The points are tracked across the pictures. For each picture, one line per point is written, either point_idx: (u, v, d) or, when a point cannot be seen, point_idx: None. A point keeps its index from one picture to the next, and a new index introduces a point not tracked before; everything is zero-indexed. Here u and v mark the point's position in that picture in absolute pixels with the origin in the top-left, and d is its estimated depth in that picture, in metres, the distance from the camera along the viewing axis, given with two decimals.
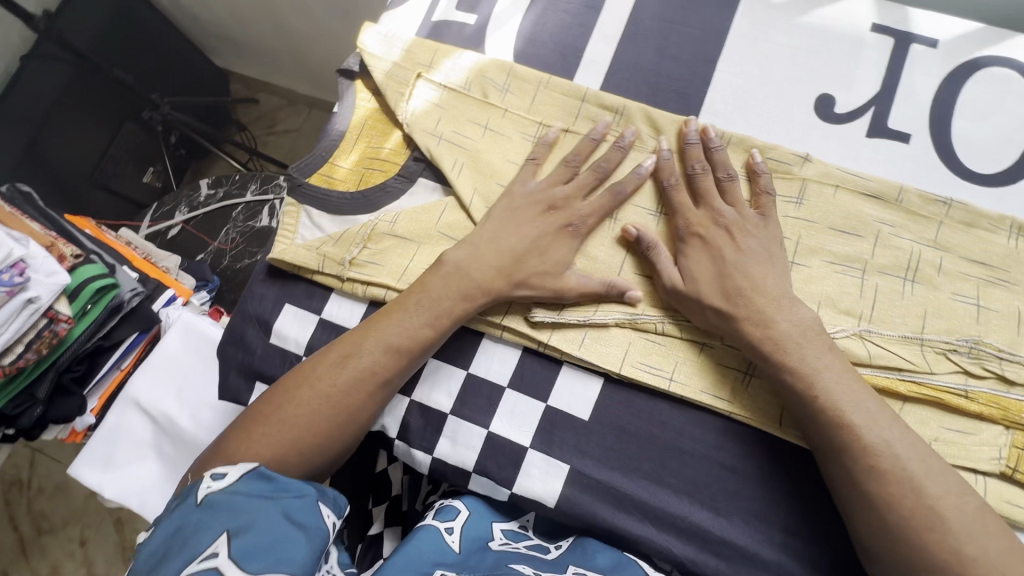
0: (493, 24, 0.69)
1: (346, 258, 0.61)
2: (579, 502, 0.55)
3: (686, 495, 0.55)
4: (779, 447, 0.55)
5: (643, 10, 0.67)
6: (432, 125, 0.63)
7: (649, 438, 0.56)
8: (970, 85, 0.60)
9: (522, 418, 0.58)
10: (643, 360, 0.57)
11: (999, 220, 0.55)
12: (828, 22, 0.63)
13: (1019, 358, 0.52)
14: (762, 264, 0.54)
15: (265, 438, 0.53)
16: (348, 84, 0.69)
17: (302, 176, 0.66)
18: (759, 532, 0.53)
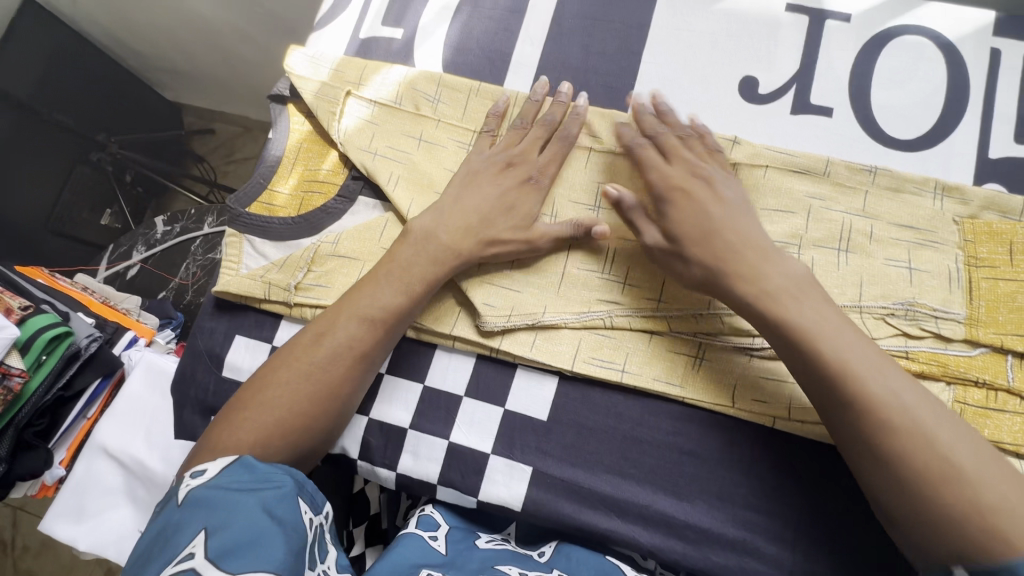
0: (420, 37, 0.69)
1: (291, 284, 0.62)
2: (544, 503, 0.56)
3: (648, 483, 0.55)
4: (734, 426, 0.56)
5: (565, 10, 0.68)
6: (366, 142, 0.64)
7: (608, 431, 0.57)
8: (885, 55, 0.61)
9: (482, 425, 0.58)
10: (596, 354, 0.58)
11: (923, 182, 0.57)
12: (744, 7, 0.64)
13: (953, 315, 0.54)
14: (742, 214, 0.53)
15: (247, 422, 0.52)
16: (280, 109, 0.69)
17: (242, 206, 0.66)
18: (722, 512, 0.54)
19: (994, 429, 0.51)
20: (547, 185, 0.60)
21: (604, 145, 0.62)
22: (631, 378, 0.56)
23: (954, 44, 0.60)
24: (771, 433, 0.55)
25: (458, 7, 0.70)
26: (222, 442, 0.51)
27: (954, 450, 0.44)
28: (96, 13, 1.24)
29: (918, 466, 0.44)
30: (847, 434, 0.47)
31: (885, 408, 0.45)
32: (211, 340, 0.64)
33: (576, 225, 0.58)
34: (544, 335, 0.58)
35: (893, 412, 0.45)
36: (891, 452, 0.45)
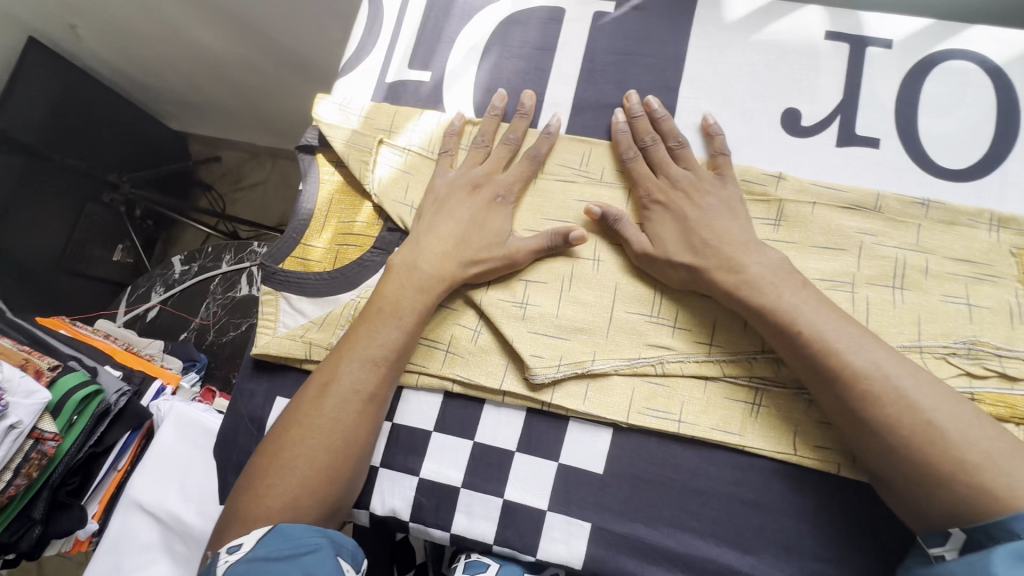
0: (449, 80, 0.69)
1: (333, 342, 0.61)
2: (605, 560, 0.54)
3: (712, 536, 0.54)
4: (797, 473, 0.54)
5: (597, 46, 0.66)
6: (401, 193, 0.64)
7: (667, 482, 0.55)
8: (929, 82, 0.60)
9: (537, 480, 0.57)
10: (649, 405, 0.56)
11: (978, 214, 0.56)
12: (780, 37, 0.63)
13: (1017, 353, 0.52)
14: (723, 218, 0.55)
15: (269, 487, 0.52)
16: (310, 159, 0.69)
17: (276, 262, 0.66)
18: (790, 564, 0.52)
19: None
20: (514, 203, 0.61)
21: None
22: (691, 429, 0.55)
23: (999, 70, 0.59)
24: (836, 479, 0.54)
25: (486, 47, 0.69)
26: (253, 514, 0.51)
27: (995, 466, 0.44)
28: (103, 49, 1.23)
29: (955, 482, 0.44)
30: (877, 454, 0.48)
31: (911, 432, 0.46)
32: (252, 401, 0.63)
33: (554, 234, 0.58)
34: (595, 389, 0.57)
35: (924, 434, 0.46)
36: (925, 473, 0.45)
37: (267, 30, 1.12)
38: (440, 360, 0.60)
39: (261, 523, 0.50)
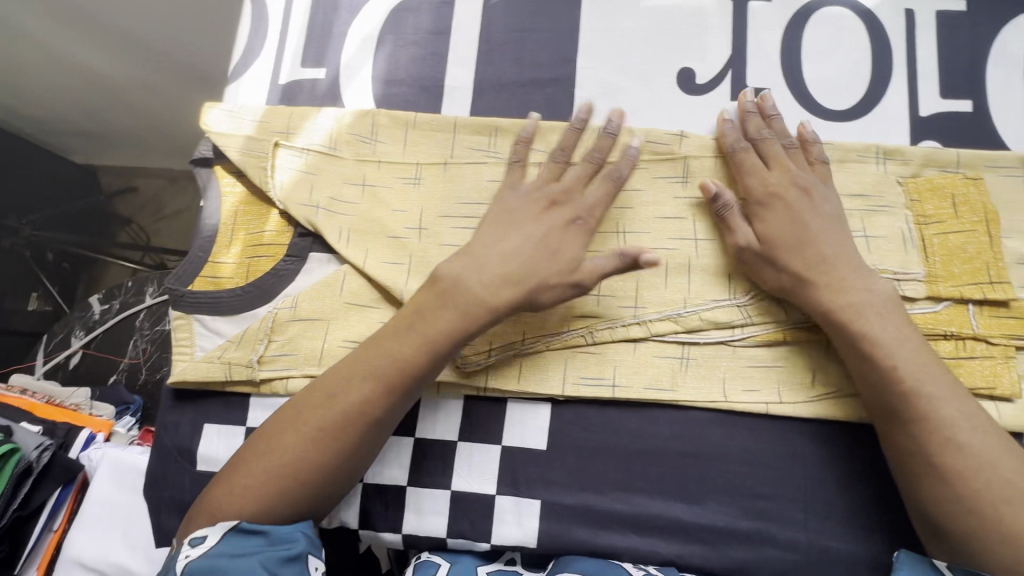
0: (346, 73, 0.66)
1: (254, 359, 0.58)
2: (559, 534, 0.54)
3: (660, 493, 0.55)
4: (731, 419, 0.56)
5: (493, 26, 0.66)
6: (305, 196, 0.60)
7: (610, 448, 0.56)
8: (809, 30, 0.63)
9: (484, 467, 0.56)
10: (583, 373, 0.57)
11: (865, 150, 0.58)
12: (665, 0, 0.64)
13: (912, 275, 0.55)
14: (836, 228, 0.53)
15: (244, 525, 0.48)
16: (207, 172, 0.65)
17: (183, 285, 0.61)
18: (731, 506, 0.54)
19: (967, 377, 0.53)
20: (562, 212, 0.55)
21: None
22: (623, 391, 0.56)
23: (871, 13, 0.62)
24: (767, 418, 0.56)
25: (379, 37, 0.67)
26: (215, 506, 0.50)
27: (992, 488, 0.46)
28: None
29: (951, 492, 0.46)
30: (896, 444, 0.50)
31: (948, 441, 0.47)
32: (180, 433, 0.60)
33: (622, 252, 0.52)
34: (528, 365, 0.57)
35: (956, 447, 0.47)
36: (941, 495, 0.47)
37: (163, 49, 1.06)
38: None
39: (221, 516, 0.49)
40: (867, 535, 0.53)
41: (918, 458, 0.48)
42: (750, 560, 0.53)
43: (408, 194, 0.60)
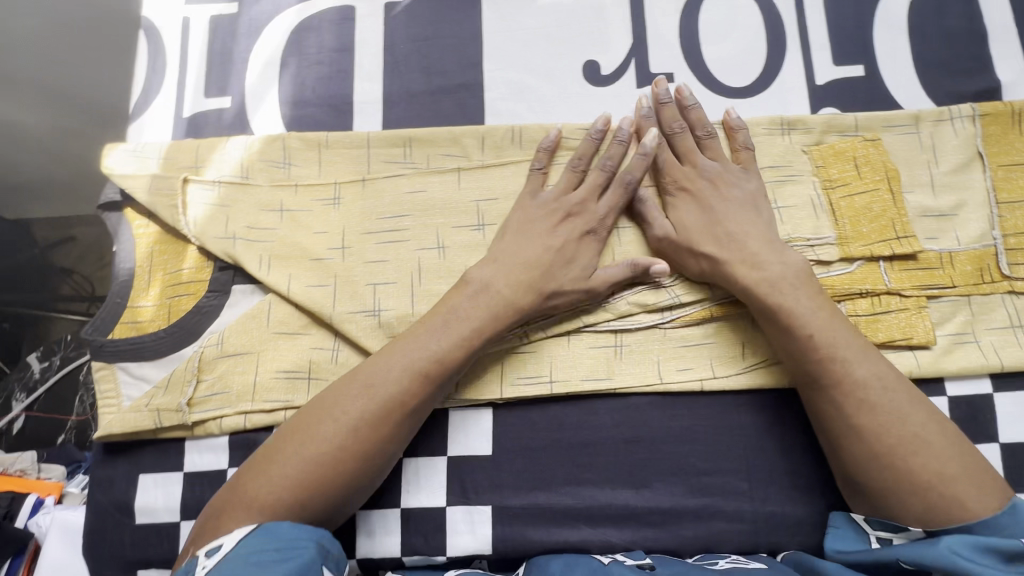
0: (366, 78, 0.73)
1: (348, 315, 0.63)
2: (632, 492, 0.62)
3: (718, 463, 0.63)
4: (786, 400, 0.64)
5: (601, 32, 0.72)
6: (398, 177, 0.69)
7: (675, 421, 0.64)
8: (835, 57, 0.71)
9: (573, 426, 0.63)
10: (676, 364, 0.64)
11: (889, 167, 0.67)
12: (708, 23, 0.73)
13: (928, 275, 0.64)
14: (746, 214, 0.63)
15: (362, 434, 0.55)
16: (294, 147, 0.70)
17: (272, 253, 0.66)
18: (774, 476, 0.63)
19: (967, 355, 0.62)
20: (602, 233, 0.64)
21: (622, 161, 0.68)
22: (713, 383, 0.64)
23: (929, 48, 0.71)
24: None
25: (340, 56, 0.74)
26: (310, 439, 0.55)
27: (960, 488, 0.52)
28: None
29: (913, 486, 0.53)
30: (871, 446, 0.54)
31: (924, 441, 0.54)
32: (290, 381, 0.63)
33: (631, 266, 0.63)
34: (630, 354, 0.64)
35: (931, 444, 0.54)
36: (920, 483, 0.52)
37: None
38: None
39: (317, 446, 0.54)
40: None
41: (887, 455, 0.54)
42: (797, 520, 0.62)
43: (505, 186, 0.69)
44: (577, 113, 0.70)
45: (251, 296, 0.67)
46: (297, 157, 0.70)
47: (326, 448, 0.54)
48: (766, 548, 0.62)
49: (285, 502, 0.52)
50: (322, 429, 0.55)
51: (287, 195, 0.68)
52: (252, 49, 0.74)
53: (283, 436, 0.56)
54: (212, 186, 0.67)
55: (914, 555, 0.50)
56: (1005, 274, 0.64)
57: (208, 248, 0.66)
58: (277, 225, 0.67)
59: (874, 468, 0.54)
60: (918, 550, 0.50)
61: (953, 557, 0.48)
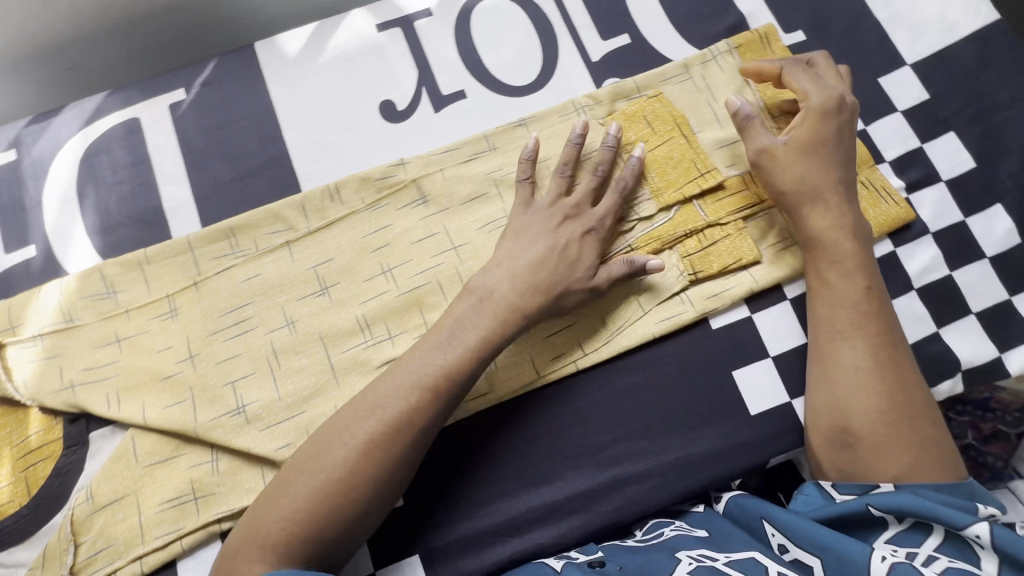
0: (170, 183, 0.72)
1: (214, 424, 0.61)
2: (548, 491, 0.63)
3: (617, 432, 0.65)
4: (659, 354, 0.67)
5: (387, 72, 0.75)
6: (228, 267, 0.68)
7: (566, 408, 0.65)
8: (598, 32, 0.77)
9: (473, 448, 0.64)
10: (549, 354, 0.66)
11: (676, 115, 0.72)
12: (479, 35, 0.77)
13: (736, 201, 0.70)
14: (833, 148, 0.65)
15: (368, 458, 0.55)
16: (111, 273, 0.67)
17: (119, 386, 0.63)
18: (672, 426, 0.65)
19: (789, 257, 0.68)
20: (604, 233, 0.65)
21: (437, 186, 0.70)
22: (586, 360, 0.65)
23: (674, 3, 0.78)
24: (690, 342, 0.67)
25: (134, 170, 0.72)
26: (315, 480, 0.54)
27: (943, 458, 0.57)
28: None
29: (905, 446, 0.57)
30: (883, 395, 0.58)
31: (926, 403, 0.59)
32: (176, 509, 0.60)
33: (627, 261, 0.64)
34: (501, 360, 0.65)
35: (932, 408, 0.60)
36: (917, 443, 0.57)
37: None
38: (341, 390, 0.64)
39: (326, 484, 0.54)
40: (779, 411, 0.66)
41: (896, 411, 0.58)
42: (702, 458, 0.64)
43: (336, 245, 0.69)
44: (387, 154, 0.72)
45: (111, 437, 0.63)
46: (121, 282, 0.67)
47: (331, 473, 0.54)
48: (684, 495, 0.64)
49: (286, 535, 0.53)
50: (326, 459, 0.55)
51: (120, 324, 0.65)
52: (43, 190, 0.71)
53: (288, 470, 0.56)
54: (35, 341, 0.64)
55: (889, 502, 0.54)
56: None
57: (48, 405, 0.62)
58: (117, 357, 0.64)
59: (877, 421, 0.58)
60: (891, 496, 0.54)
61: (925, 502, 0.53)
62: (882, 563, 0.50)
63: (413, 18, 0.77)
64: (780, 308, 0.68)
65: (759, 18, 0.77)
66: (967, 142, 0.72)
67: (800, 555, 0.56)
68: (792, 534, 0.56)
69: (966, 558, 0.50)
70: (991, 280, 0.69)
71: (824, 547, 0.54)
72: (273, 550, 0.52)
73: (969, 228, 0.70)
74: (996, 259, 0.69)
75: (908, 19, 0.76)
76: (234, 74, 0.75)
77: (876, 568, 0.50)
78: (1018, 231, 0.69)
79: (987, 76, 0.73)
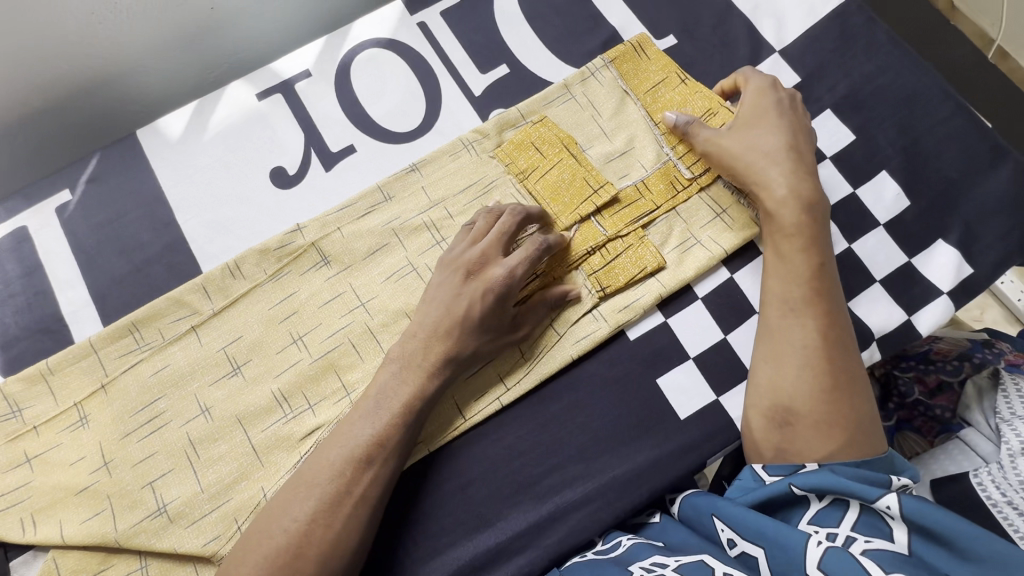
0: (67, 287, 0.70)
1: (137, 529, 0.59)
2: (491, 534, 0.62)
3: (552, 461, 0.64)
4: (582, 374, 0.67)
5: (274, 140, 0.75)
6: (135, 365, 0.66)
7: (498, 446, 0.65)
8: (479, 67, 0.78)
9: (410, 504, 0.63)
10: (471, 396, 0.65)
11: (564, 137, 0.72)
12: (361, 88, 0.77)
13: (634, 211, 0.70)
14: (774, 141, 0.67)
15: (309, 536, 0.55)
16: (12, 391, 0.65)
17: (34, 507, 0.61)
18: (604, 445, 0.65)
19: (693, 258, 0.69)
20: (508, 290, 0.62)
21: (336, 245, 0.70)
22: (510, 395, 0.65)
23: (547, 27, 0.79)
24: (610, 358, 0.67)
25: (27, 281, 0.70)
26: (258, 560, 0.54)
27: (874, 440, 0.57)
28: None
29: (841, 426, 0.56)
30: (828, 374, 0.58)
31: (865, 385, 0.59)
32: None
33: (546, 302, 0.65)
34: None
35: (870, 390, 0.59)
36: (858, 419, 0.57)
37: None
38: (266, 470, 0.62)
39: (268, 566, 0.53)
40: (708, 410, 0.66)
41: (838, 390, 0.58)
42: (639, 472, 0.64)
43: (243, 322, 0.68)
44: (285, 221, 0.72)
45: (33, 562, 0.60)
46: (26, 399, 0.65)
47: (269, 563, 0.54)
48: (627, 513, 0.63)
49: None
50: (266, 545, 0.54)
51: (30, 443, 0.63)
52: None
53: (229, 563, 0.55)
54: None
55: (810, 482, 0.54)
56: (690, 177, 0.71)
57: None
58: (30, 477, 0.62)
59: (820, 399, 0.57)
60: (812, 475, 0.54)
61: (841, 479, 0.53)
62: (816, 547, 0.50)
63: (293, 82, 0.77)
64: (693, 309, 0.69)
65: (631, 29, 0.79)
66: (844, 117, 0.74)
67: (747, 548, 0.54)
68: (738, 526, 0.55)
69: (880, 531, 0.50)
70: (889, 246, 0.70)
71: (765, 536, 0.53)
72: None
73: (860, 199, 0.72)
74: (890, 225, 0.71)
75: (771, 8, 0.79)
76: (118, 166, 0.74)
77: (811, 555, 0.50)
78: (906, 194, 0.71)
79: (852, 52, 0.76)
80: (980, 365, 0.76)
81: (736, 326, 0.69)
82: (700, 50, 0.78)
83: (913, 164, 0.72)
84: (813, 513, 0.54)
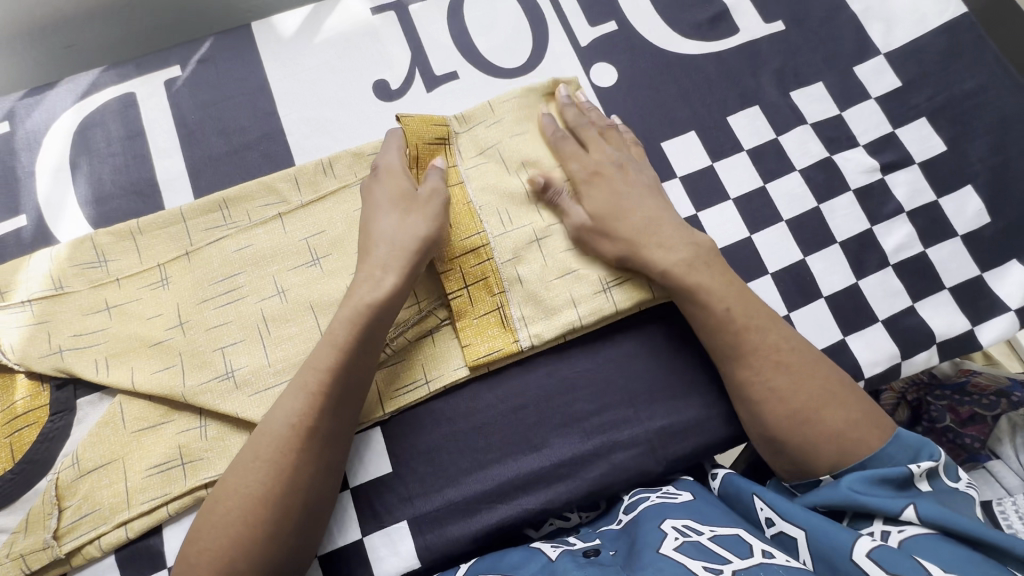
0: (164, 157, 0.73)
1: (206, 389, 0.62)
2: (534, 459, 0.64)
3: (602, 402, 0.66)
4: (645, 326, 0.69)
5: (382, 54, 0.77)
6: (217, 236, 0.68)
7: (554, 377, 0.66)
8: (587, 18, 0.79)
9: (462, 417, 0.65)
10: None
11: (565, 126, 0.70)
12: (469, 20, 0.79)
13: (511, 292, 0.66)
14: (644, 203, 0.65)
15: (299, 441, 0.55)
16: (96, 239, 0.67)
17: (110, 351, 0.63)
18: (656, 398, 0.66)
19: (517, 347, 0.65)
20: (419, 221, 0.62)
21: None
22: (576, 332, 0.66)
23: None
24: (673, 317, 0.69)
25: (125, 144, 0.73)
26: (253, 472, 0.54)
27: (869, 439, 0.56)
28: None
29: (824, 441, 0.56)
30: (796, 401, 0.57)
31: (847, 392, 0.59)
32: (164, 474, 0.60)
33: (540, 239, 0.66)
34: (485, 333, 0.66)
35: (850, 389, 0.59)
36: (835, 431, 0.56)
37: None
38: None
39: (262, 475, 0.53)
40: None
41: (807, 412, 0.57)
42: (687, 427, 0.65)
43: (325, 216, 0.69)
44: (380, 131, 0.75)
45: (98, 404, 0.63)
46: (111, 251, 0.67)
47: (266, 463, 0.54)
48: (669, 464, 0.64)
49: (237, 541, 0.52)
50: (261, 446, 0.54)
51: (111, 292, 0.65)
52: (36, 162, 0.72)
53: (231, 468, 0.55)
54: (23, 306, 0.64)
55: (828, 501, 0.54)
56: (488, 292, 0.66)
57: (36, 370, 0.62)
58: (108, 324, 0.64)
59: (800, 423, 0.57)
60: (828, 494, 0.54)
61: (855, 497, 0.52)
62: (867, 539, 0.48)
63: (407, 3, 0.79)
64: (763, 283, 0.71)
65: (741, 9, 0.81)
66: (938, 127, 0.75)
67: (784, 528, 0.54)
68: (780, 506, 0.55)
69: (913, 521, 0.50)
70: (962, 258, 0.71)
71: (808, 517, 0.52)
72: (226, 565, 0.51)
73: (941, 208, 0.73)
74: (967, 237, 0.72)
75: (881, 12, 0.80)
76: (228, 52, 0.76)
77: (861, 543, 0.48)
78: (987, 211, 0.72)
79: (957, 67, 0.77)
80: (1017, 403, 0.72)
81: (801, 306, 0.70)
82: (806, 40, 0.79)
83: (999, 182, 0.73)
84: (849, 518, 0.54)
